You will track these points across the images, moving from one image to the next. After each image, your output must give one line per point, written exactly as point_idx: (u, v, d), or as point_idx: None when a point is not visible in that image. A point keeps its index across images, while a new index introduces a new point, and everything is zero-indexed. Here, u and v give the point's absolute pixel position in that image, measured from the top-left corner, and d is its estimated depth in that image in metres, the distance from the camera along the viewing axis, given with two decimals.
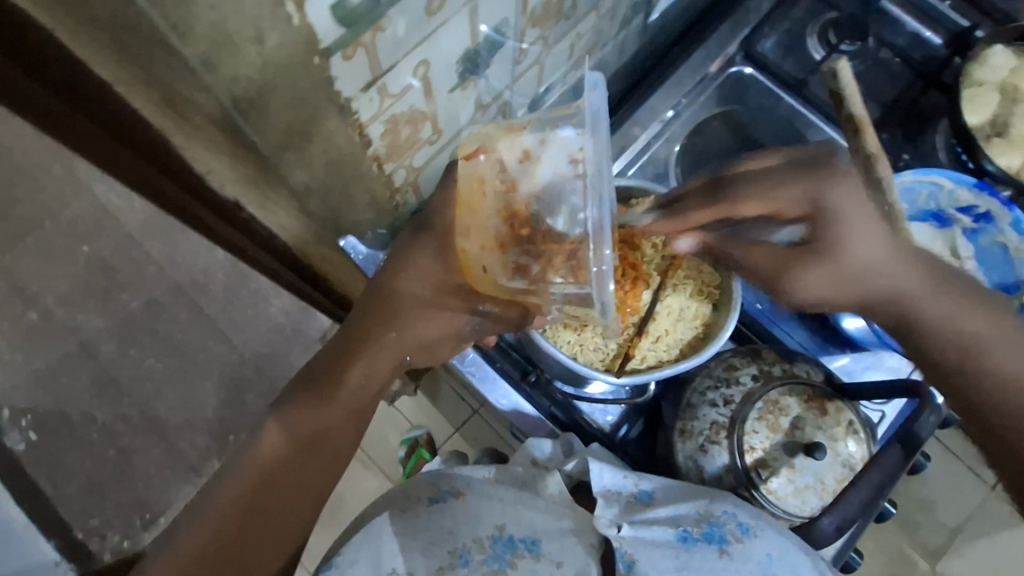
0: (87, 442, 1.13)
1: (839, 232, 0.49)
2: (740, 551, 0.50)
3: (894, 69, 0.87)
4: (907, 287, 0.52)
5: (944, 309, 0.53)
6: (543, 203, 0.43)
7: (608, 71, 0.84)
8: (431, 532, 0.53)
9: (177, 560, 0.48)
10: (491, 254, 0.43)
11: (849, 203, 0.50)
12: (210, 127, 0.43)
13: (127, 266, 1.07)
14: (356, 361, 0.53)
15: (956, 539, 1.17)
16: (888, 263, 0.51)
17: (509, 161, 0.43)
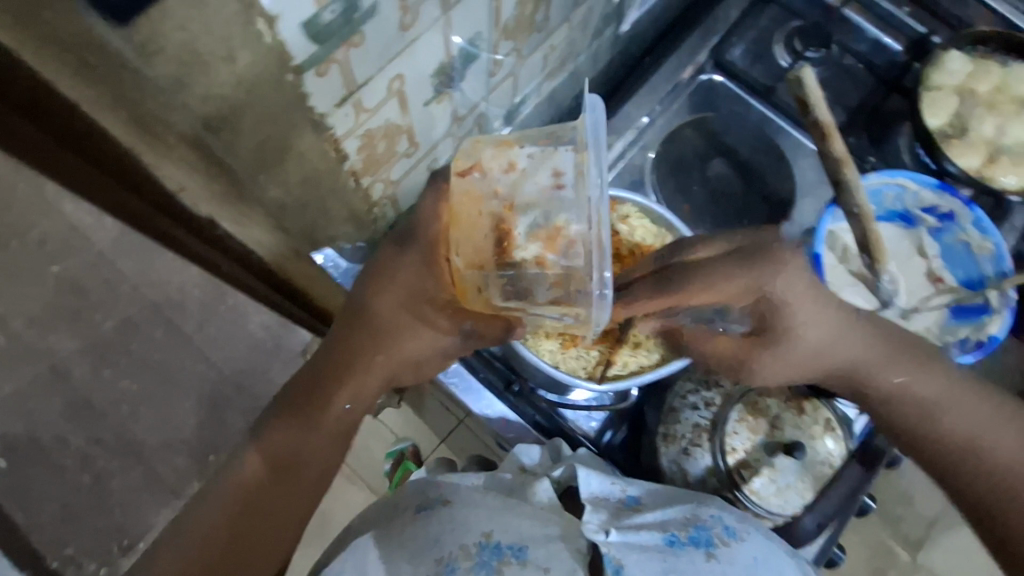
0: (64, 467, 1.20)
1: (786, 325, 0.53)
2: (727, 555, 0.50)
3: (857, 74, 0.90)
4: (854, 361, 0.56)
5: (873, 363, 0.57)
6: (537, 221, 0.44)
7: (581, 82, 0.86)
8: (417, 543, 0.52)
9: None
10: (484, 275, 0.45)
11: (790, 299, 0.51)
12: (184, 147, 0.43)
13: (104, 290, 1.26)
14: (340, 388, 0.53)
15: (937, 529, 1.20)
16: (833, 341, 0.54)
17: (500, 176, 0.45)
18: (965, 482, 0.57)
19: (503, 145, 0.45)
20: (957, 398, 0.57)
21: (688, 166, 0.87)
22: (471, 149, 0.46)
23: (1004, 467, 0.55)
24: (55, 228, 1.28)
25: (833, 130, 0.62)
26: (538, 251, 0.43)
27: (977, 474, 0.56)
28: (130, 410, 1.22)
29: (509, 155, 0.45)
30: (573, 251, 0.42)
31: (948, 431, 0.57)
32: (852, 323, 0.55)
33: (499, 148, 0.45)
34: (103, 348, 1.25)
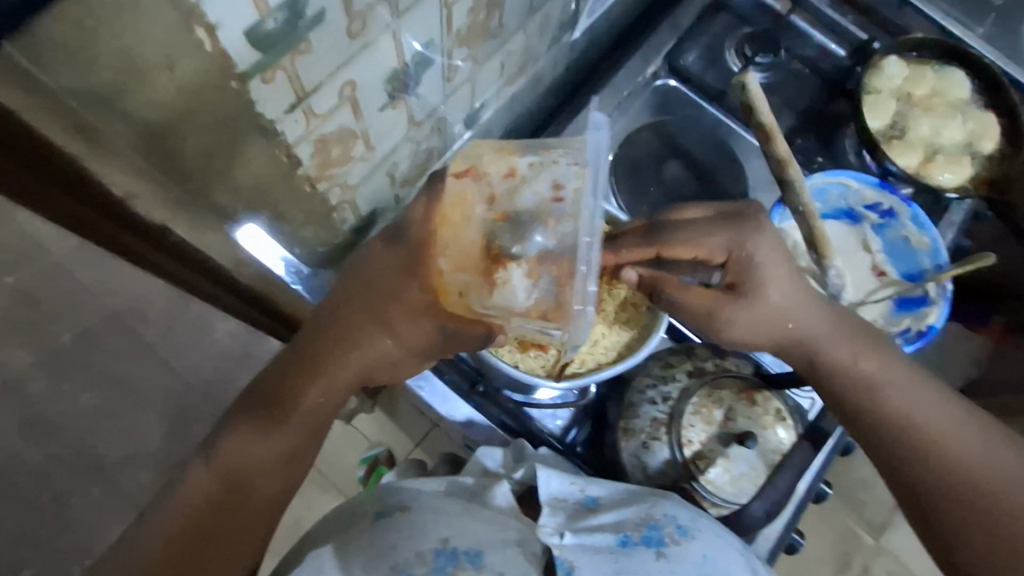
0: (20, 487, 1.16)
1: (758, 278, 0.54)
2: (677, 554, 0.51)
3: (805, 78, 0.94)
4: (816, 332, 0.57)
5: (807, 340, 0.58)
6: (523, 228, 0.44)
7: (541, 86, 0.88)
8: (374, 550, 0.52)
9: None
10: (477, 276, 0.44)
11: (765, 252, 0.54)
12: (131, 156, 0.43)
13: (62, 302, 1.23)
14: (306, 393, 0.53)
15: (896, 512, 1.25)
16: (800, 309, 0.56)
17: (496, 180, 0.46)
18: (904, 464, 0.55)
19: (506, 155, 0.46)
20: (898, 376, 0.57)
21: (643, 169, 0.88)
22: (475, 156, 0.46)
23: (941, 444, 0.55)
24: (8, 238, 1.24)
25: (774, 133, 0.64)
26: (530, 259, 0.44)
27: (914, 453, 0.55)
28: (91, 425, 1.19)
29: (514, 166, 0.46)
30: (563, 260, 0.44)
31: (890, 405, 0.56)
32: (813, 297, 0.57)
33: (496, 157, 0.46)
34: (61, 361, 1.21)
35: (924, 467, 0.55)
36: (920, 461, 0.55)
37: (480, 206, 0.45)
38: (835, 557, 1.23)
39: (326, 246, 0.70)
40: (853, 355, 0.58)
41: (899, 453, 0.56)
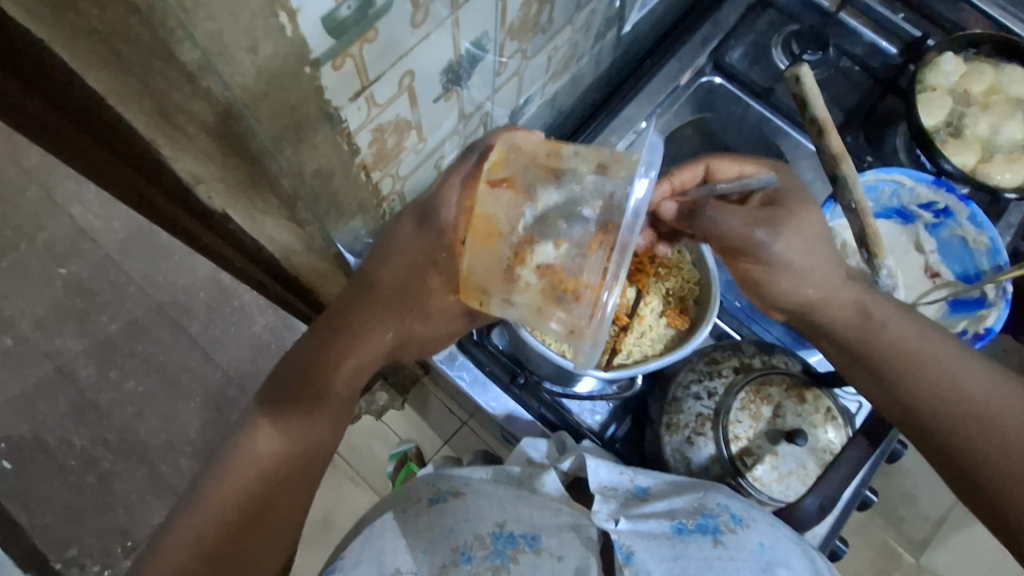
0: (67, 468, 1.21)
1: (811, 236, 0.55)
2: (734, 541, 0.50)
3: (854, 77, 0.92)
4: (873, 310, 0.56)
5: (859, 326, 0.56)
6: (552, 235, 0.46)
7: (583, 84, 0.88)
8: (434, 532, 0.53)
9: (177, 553, 0.51)
10: (490, 261, 0.46)
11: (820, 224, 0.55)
12: (204, 138, 0.45)
13: (108, 291, 1.29)
14: (341, 367, 0.54)
15: (940, 531, 1.20)
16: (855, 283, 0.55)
17: (532, 184, 0.47)
18: (965, 457, 0.55)
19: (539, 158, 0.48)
20: (954, 359, 0.56)
21: None
22: (511, 154, 0.48)
23: (1008, 429, 0.54)
24: (63, 231, 1.31)
25: (828, 127, 0.63)
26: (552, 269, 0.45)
27: (984, 442, 0.54)
28: (135, 411, 1.23)
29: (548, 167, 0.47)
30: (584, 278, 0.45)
31: (952, 389, 0.55)
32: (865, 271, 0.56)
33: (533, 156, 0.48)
34: (108, 349, 1.26)
35: (986, 457, 0.54)
36: (981, 446, 0.54)
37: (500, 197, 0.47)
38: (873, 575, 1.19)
39: (373, 234, 0.66)
40: (916, 337, 0.56)
41: (959, 443, 0.55)
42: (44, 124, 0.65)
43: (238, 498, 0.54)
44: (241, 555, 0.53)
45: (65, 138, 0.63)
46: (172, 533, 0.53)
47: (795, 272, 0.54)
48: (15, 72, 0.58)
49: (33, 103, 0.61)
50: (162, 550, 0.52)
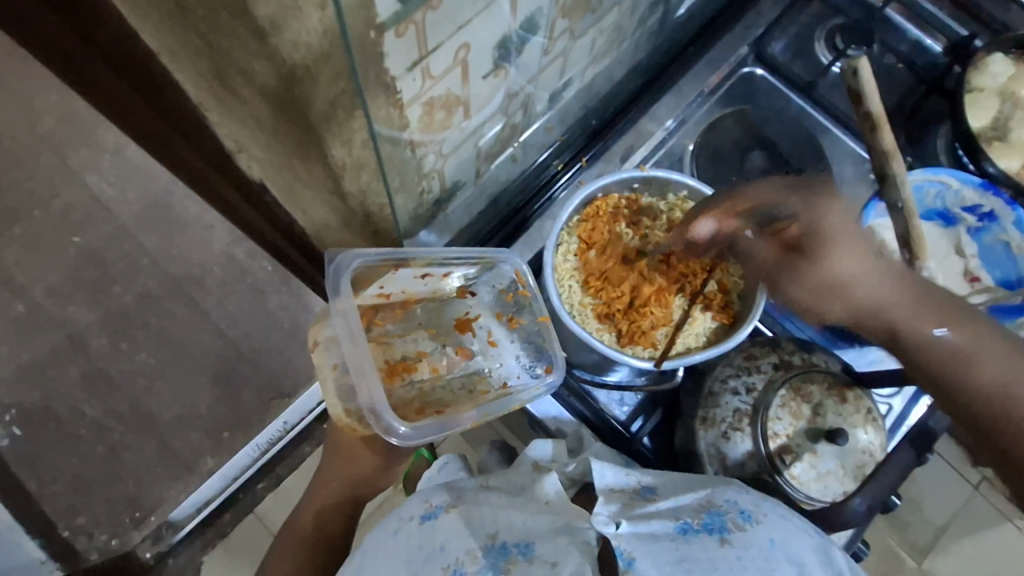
0: (77, 437, 1.20)
1: (822, 247, 0.58)
2: (742, 538, 0.48)
3: (898, 74, 0.90)
4: (883, 301, 0.58)
5: (930, 320, 0.58)
6: (436, 358, 0.66)
7: (618, 74, 0.86)
8: (423, 551, 0.50)
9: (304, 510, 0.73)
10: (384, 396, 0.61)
11: (835, 227, 0.58)
12: (258, 104, 0.44)
13: (122, 262, 1.28)
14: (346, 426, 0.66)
15: (943, 537, 1.20)
16: (869, 280, 0.58)
17: (399, 328, 0.66)
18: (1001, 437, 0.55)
19: (410, 295, 0.67)
20: (990, 346, 0.56)
21: (727, 158, 0.87)
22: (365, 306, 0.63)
23: (1001, 391, 0.55)
24: (78, 198, 1.30)
25: (882, 123, 0.61)
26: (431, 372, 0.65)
27: (992, 408, 0.55)
28: (146, 384, 1.22)
29: (430, 295, 0.69)
30: (465, 367, 0.67)
31: (983, 379, 0.56)
32: (879, 268, 0.58)
33: (393, 273, 0.64)
34: (120, 320, 1.25)
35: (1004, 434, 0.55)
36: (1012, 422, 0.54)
37: (399, 339, 0.65)
38: None
39: (410, 214, 0.66)
40: (946, 325, 0.58)
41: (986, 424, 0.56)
42: (94, 85, 0.65)
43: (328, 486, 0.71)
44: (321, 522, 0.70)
45: (115, 101, 0.62)
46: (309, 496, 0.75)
47: (862, 278, 0.58)
48: (70, 26, 0.57)
49: (85, 62, 0.61)
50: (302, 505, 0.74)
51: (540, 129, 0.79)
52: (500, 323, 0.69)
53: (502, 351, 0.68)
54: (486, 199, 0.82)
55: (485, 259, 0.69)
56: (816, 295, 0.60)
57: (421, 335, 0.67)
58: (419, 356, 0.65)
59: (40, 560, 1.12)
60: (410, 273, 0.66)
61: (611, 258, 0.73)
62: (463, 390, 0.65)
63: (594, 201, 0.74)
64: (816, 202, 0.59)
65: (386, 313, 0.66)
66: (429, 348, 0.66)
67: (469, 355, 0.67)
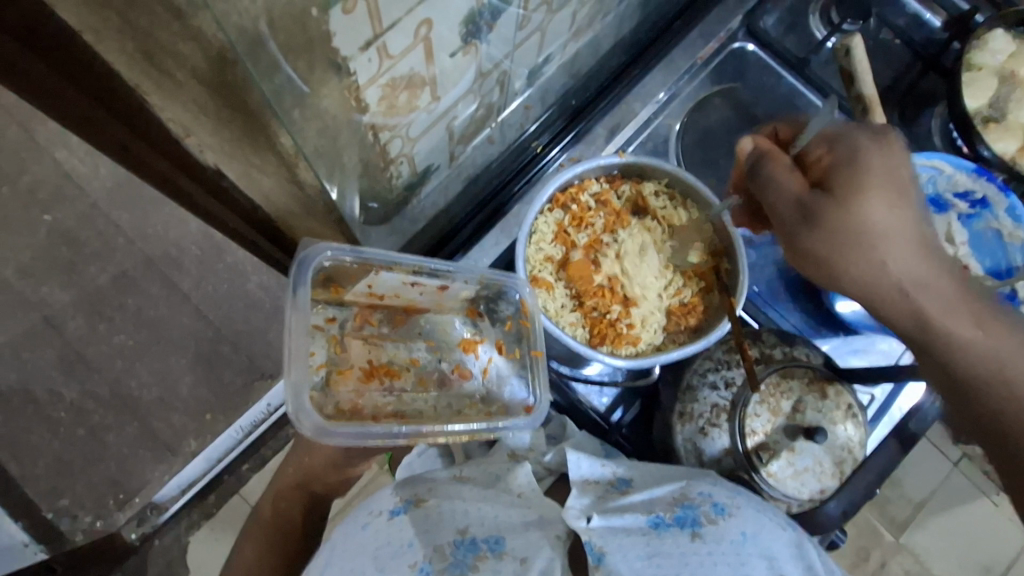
0: (56, 420, 1.17)
1: (861, 182, 0.51)
2: (713, 533, 0.47)
3: (895, 50, 0.87)
4: (914, 280, 0.51)
5: (981, 356, 0.51)
6: (424, 370, 0.63)
7: (603, 47, 0.82)
8: (391, 546, 0.48)
9: (264, 505, 0.69)
10: (347, 391, 0.57)
11: (885, 213, 0.50)
12: (195, 86, 0.39)
13: (94, 240, 1.23)
14: None
15: (921, 513, 1.22)
16: (903, 248, 0.51)
17: (395, 330, 0.64)
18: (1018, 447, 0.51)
19: (411, 302, 0.65)
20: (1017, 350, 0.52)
21: (715, 140, 0.84)
22: (356, 299, 0.62)
23: None
24: (45, 174, 1.24)
25: (874, 106, 0.59)
26: (415, 381, 0.62)
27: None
28: (124, 366, 1.19)
29: (432, 308, 0.66)
30: (449, 382, 0.63)
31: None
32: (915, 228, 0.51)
33: (378, 274, 0.61)
34: (95, 301, 1.21)
35: None
36: None
37: (392, 343, 0.63)
38: (854, 551, 1.21)
39: (374, 196, 0.64)
40: (994, 344, 0.52)
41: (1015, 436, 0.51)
42: None
43: (289, 477, 0.69)
44: (280, 518, 0.67)
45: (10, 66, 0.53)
46: (269, 488, 0.71)
47: (897, 239, 0.51)
48: None
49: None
50: (264, 497, 0.71)
51: (519, 107, 0.75)
52: (499, 351, 0.65)
53: (500, 381, 0.64)
54: (462, 181, 0.79)
55: (500, 281, 0.66)
56: (842, 246, 0.51)
57: (417, 346, 0.64)
58: (408, 360, 0.63)
59: (24, 542, 1.11)
60: (396, 278, 0.63)
61: (580, 249, 0.71)
62: (448, 410, 0.61)
63: (571, 187, 0.71)
64: (860, 153, 0.52)
65: (384, 315, 0.64)
66: (422, 359, 0.64)
67: (461, 370, 0.64)
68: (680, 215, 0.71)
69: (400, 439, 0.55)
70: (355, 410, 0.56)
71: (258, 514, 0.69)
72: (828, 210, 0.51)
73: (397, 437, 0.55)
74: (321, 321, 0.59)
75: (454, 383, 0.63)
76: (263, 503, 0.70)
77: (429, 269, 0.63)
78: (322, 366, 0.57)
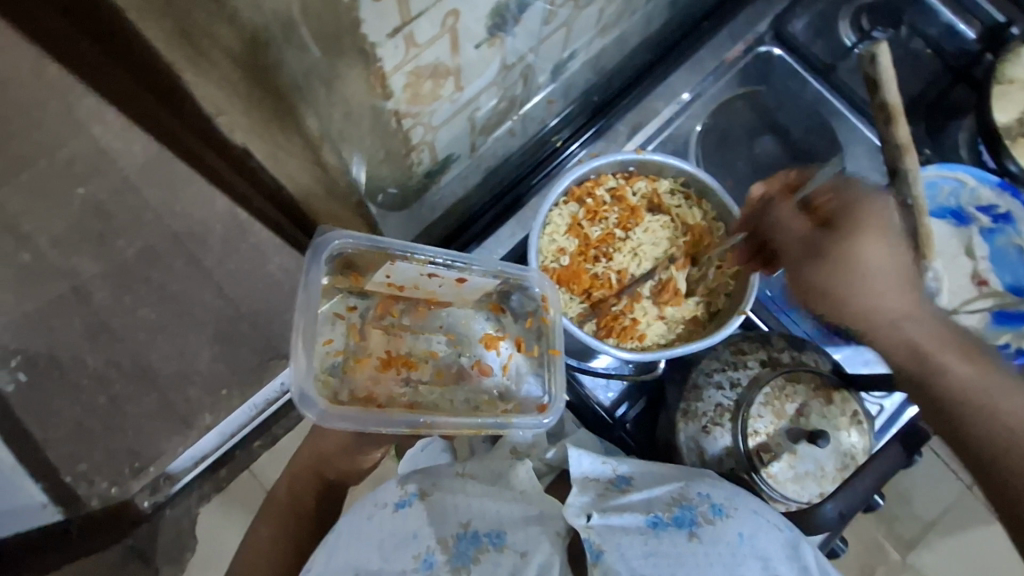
0: (78, 386, 1.21)
1: (858, 220, 0.55)
2: (711, 533, 0.48)
3: (926, 60, 0.86)
4: (901, 312, 0.54)
5: (968, 390, 0.53)
6: (445, 363, 0.64)
7: (629, 45, 0.82)
8: (396, 537, 0.50)
9: (279, 488, 0.71)
10: (361, 379, 0.60)
11: (880, 253, 0.54)
12: (228, 65, 0.41)
13: (123, 215, 1.24)
14: None
15: (930, 532, 1.20)
16: (891, 281, 0.54)
17: (417, 322, 0.65)
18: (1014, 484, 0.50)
19: (433, 295, 0.66)
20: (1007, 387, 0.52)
21: (735, 141, 0.85)
22: (378, 288, 0.64)
23: None
24: (80, 148, 1.25)
25: (898, 115, 0.59)
26: (434, 373, 0.63)
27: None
28: (147, 338, 1.23)
29: (455, 301, 0.67)
30: (468, 376, 0.64)
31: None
32: (906, 264, 0.55)
33: (395, 265, 0.63)
34: (122, 274, 1.25)
35: None
36: None
37: (413, 335, 0.64)
38: (858, 566, 1.20)
39: (394, 182, 0.65)
40: (982, 379, 0.53)
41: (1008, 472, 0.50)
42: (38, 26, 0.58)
43: (307, 461, 0.71)
44: (296, 500, 0.68)
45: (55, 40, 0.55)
46: (284, 471, 0.73)
47: (886, 275, 0.54)
48: None
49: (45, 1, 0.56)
50: (278, 482, 0.72)
51: (541, 102, 0.76)
52: (519, 348, 0.66)
53: (517, 379, 0.65)
54: (482, 174, 0.80)
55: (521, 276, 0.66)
56: (839, 281, 0.55)
57: (439, 339, 0.65)
58: (428, 353, 0.64)
59: (42, 503, 1.17)
60: (412, 269, 0.64)
61: (593, 243, 0.72)
62: (463, 404, 0.61)
63: (587, 181, 0.72)
64: (853, 194, 0.56)
65: (406, 306, 0.65)
66: (441, 352, 0.65)
67: (481, 366, 0.65)
68: (698, 216, 0.72)
69: (410, 429, 0.56)
70: (370, 400, 0.58)
71: (273, 496, 0.70)
72: (825, 250, 0.55)
73: (404, 426, 0.56)
74: (342, 310, 0.62)
75: (474, 378, 0.64)
76: (277, 487, 0.71)
77: (445, 260, 0.64)
78: (338, 353, 0.60)
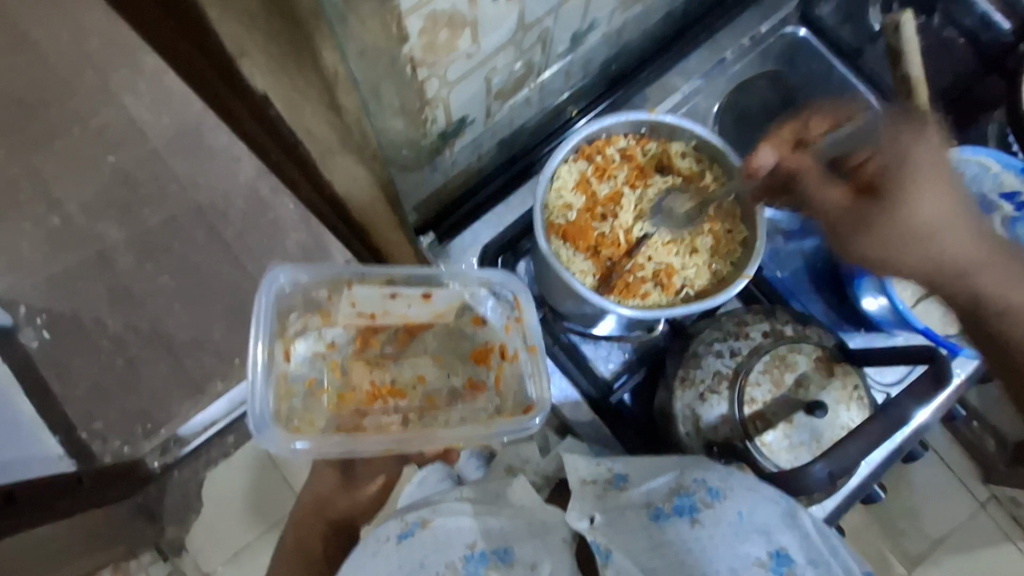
0: (98, 347, 1.23)
1: (911, 190, 0.56)
2: (711, 517, 0.47)
3: (957, 49, 0.83)
4: (961, 259, 0.58)
5: (1011, 305, 0.60)
6: (434, 387, 0.71)
7: (653, 22, 0.82)
8: (404, 569, 0.48)
9: (297, 533, 0.75)
10: (346, 416, 0.67)
11: (938, 211, 0.56)
12: None
13: (150, 184, 1.30)
14: None
15: (938, 549, 1.16)
16: (951, 228, 0.57)
17: (399, 352, 0.72)
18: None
19: (408, 319, 0.72)
20: None
21: (754, 122, 0.85)
22: (348, 322, 0.71)
23: None
24: (113, 118, 1.32)
25: (920, 87, 0.58)
26: (422, 399, 0.70)
27: None
28: (166, 304, 1.25)
29: (430, 321, 0.72)
30: (459, 396, 0.70)
31: None
32: (961, 215, 0.57)
33: (353, 290, 0.70)
34: (146, 241, 1.28)
35: None
36: None
37: (397, 363, 0.71)
38: None
39: (408, 140, 0.66)
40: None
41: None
42: None
43: (316, 503, 0.76)
44: (310, 538, 0.72)
45: None
46: (301, 519, 0.78)
47: (947, 227, 0.57)
48: None
49: None
50: (297, 530, 0.77)
51: (559, 74, 0.76)
52: (504, 355, 0.70)
53: (509, 385, 0.69)
54: (497, 141, 0.81)
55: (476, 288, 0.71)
56: (897, 247, 0.58)
57: (422, 363, 0.72)
58: (419, 379, 0.71)
59: (58, 455, 1.11)
60: (373, 292, 0.71)
61: (600, 201, 0.72)
62: (459, 421, 0.67)
63: (597, 141, 0.72)
64: (913, 154, 0.56)
65: (388, 336, 0.72)
66: (428, 375, 0.71)
67: (471, 385, 0.70)
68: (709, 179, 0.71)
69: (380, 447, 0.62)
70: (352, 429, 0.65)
71: (293, 543, 0.75)
72: (878, 217, 0.57)
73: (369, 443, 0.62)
74: (323, 348, 0.70)
75: (469, 398, 0.69)
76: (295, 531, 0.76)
77: (403, 278, 0.71)
78: (317, 393, 0.68)
